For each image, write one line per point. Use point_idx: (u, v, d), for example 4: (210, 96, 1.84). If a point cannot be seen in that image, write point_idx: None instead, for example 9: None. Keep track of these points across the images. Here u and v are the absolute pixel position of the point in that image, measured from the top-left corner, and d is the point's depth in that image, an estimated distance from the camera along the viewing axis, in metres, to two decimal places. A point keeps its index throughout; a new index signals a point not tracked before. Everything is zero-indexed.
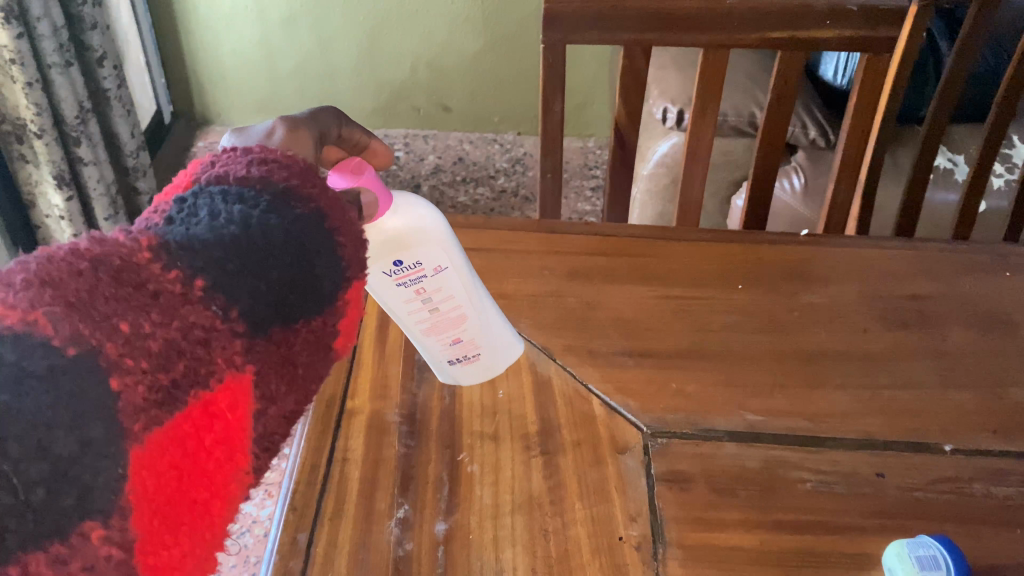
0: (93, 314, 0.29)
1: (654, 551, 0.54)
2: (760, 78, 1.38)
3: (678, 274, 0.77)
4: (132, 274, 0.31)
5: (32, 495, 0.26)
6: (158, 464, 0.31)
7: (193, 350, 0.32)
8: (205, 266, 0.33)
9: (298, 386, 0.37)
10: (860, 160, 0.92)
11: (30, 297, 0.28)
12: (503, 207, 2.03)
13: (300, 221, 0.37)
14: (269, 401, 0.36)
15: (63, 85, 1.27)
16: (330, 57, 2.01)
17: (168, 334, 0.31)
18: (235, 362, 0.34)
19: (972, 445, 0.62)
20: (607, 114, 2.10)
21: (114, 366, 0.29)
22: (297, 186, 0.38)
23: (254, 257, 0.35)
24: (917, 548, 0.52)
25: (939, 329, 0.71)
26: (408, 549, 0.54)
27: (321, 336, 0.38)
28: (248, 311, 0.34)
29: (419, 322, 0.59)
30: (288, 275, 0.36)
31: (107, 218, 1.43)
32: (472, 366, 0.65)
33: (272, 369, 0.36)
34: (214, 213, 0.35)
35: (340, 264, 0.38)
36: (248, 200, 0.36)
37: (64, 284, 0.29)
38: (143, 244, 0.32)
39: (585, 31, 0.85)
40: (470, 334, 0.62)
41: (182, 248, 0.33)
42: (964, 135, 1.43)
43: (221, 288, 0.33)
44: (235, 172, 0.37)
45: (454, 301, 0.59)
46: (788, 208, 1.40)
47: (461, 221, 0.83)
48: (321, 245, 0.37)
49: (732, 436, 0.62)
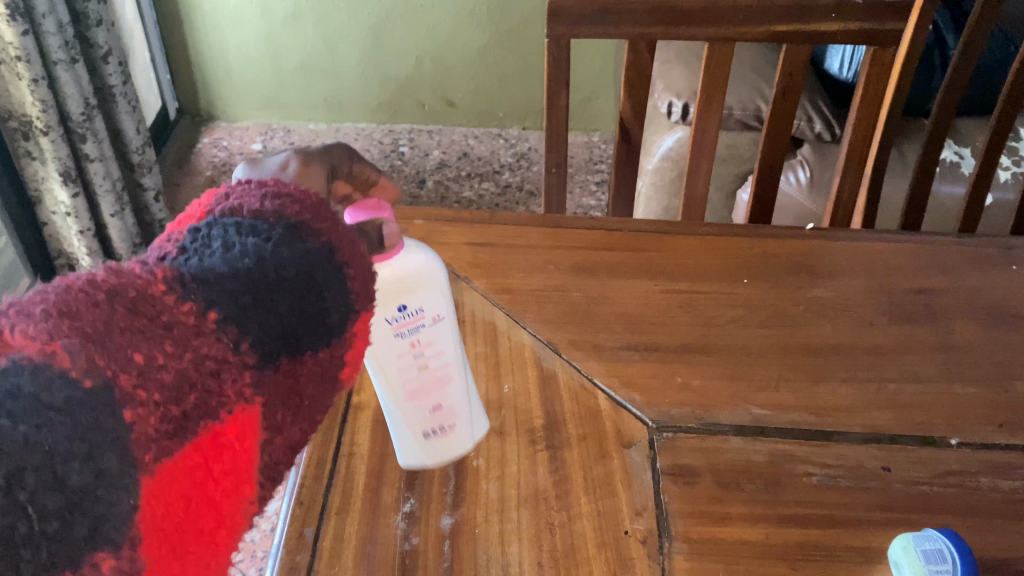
0: (109, 345, 0.30)
1: (660, 545, 0.54)
2: (764, 72, 1.39)
3: (684, 270, 0.76)
4: (147, 305, 0.32)
5: (47, 526, 0.26)
6: (167, 492, 0.31)
7: (204, 382, 0.32)
8: (218, 300, 0.33)
9: (303, 417, 0.37)
10: (866, 152, 0.91)
11: (49, 327, 0.29)
12: (509, 202, 2.00)
13: (311, 255, 0.36)
14: (275, 431, 0.36)
15: (69, 82, 1.27)
16: (336, 53, 2.01)
17: (181, 365, 0.31)
18: (245, 395, 0.34)
19: (978, 439, 0.62)
20: (611, 109, 2.11)
21: (127, 399, 0.29)
22: (310, 221, 0.38)
23: (265, 289, 0.35)
24: (923, 542, 0.52)
25: (946, 323, 0.71)
26: (414, 543, 0.54)
27: (327, 370, 0.37)
28: (258, 343, 0.34)
29: (402, 383, 0.53)
30: (298, 308, 0.35)
31: (112, 214, 1.43)
32: (446, 442, 0.58)
33: (279, 400, 0.35)
34: (228, 245, 0.35)
35: (348, 299, 0.37)
36: (262, 233, 0.36)
37: (82, 315, 0.30)
38: (159, 278, 0.33)
39: (591, 26, 0.84)
40: (456, 408, 0.56)
41: (196, 281, 0.33)
42: (970, 127, 1.43)
43: (233, 320, 0.33)
44: (249, 206, 0.37)
45: (441, 367, 0.54)
46: (793, 201, 1.39)
47: (465, 215, 0.83)
48: (330, 278, 0.37)
49: (738, 430, 0.62)
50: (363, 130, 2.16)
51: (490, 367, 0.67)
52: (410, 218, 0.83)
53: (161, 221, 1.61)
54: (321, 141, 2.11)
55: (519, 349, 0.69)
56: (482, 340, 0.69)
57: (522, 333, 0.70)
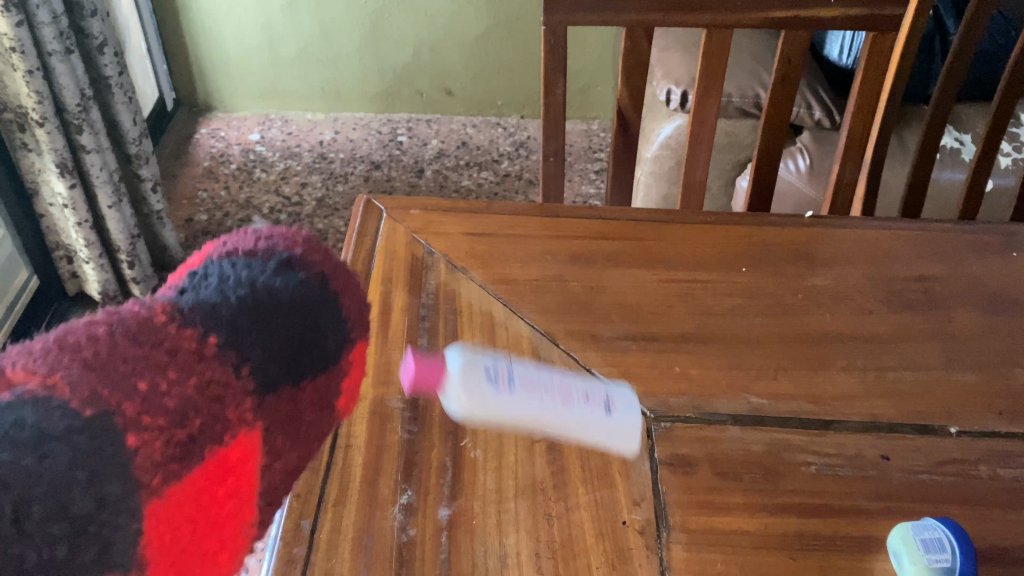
0: (111, 373, 0.29)
1: (658, 535, 0.54)
2: (763, 59, 1.38)
3: (683, 258, 0.76)
4: (149, 334, 0.31)
5: (55, 552, 0.25)
6: (176, 519, 0.30)
7: (211, 407, 0.31)
8: (219, 326, 0.32)
9: (302, 443, 0.37)
10: (866, 138, 0.90)
11: (49, 361, 0.28)
12: (508, 190, 1.94)
13: (306, 285, 0.36)
14: (276, 456, 0.35)
15: (64, 73, 1.26)
16: (333, 43, 2.01)
17: (185, 391, 0.30)
18: (247, 419, 0.33)
19: (978, 427, 0.61)
20: (610, 96, 2.10)
21: (131, 425, 0.28)
22: (302, 253, 0.37)
23: (265, 313, 0.34)
24: (922, 530, 0.52)
25: (945, 310, 0.71)
26: (411, 534, 0.54)
27: (326, 395, 0.37)
28: (260, 368, 0.33)
29: (556, 407, 0.58)
30: (296, 333, 0.35)
31: (111, 206, 1.42)
32: (621, 404, 0.62)
33: (281, 425, 0.35)
34: (224, 279, 0.34)
35: (342, 326, 0.37)
36: (257, 267, 0.36)
37: (81, 346, 0.29)
38: (159, 311, 0.32)
39: (588, 12, 0.84)
40: (588, 384, 0.62)
41: (197, 311, 0.32)
42: (970, 113, 1.42)
43: (234, 345, 0.32)
44: (243, 247, 0.37)
45: (549, 376, 0.61)
46: (793, 188, 1.38)
47: (462, 206, 0.82)
48: (323, 305, 0.36)
49: (737, 419, 0.62)
50: (361, 120, 2.15)
51: None
52: (406, 208, 0.82)
53: (158, 212, 1.59)
54: (318, 131, 2.11)
55: (517, 338, 0.67)
56: (479, 329, 0.68)
57: (520, 324, 0.69)
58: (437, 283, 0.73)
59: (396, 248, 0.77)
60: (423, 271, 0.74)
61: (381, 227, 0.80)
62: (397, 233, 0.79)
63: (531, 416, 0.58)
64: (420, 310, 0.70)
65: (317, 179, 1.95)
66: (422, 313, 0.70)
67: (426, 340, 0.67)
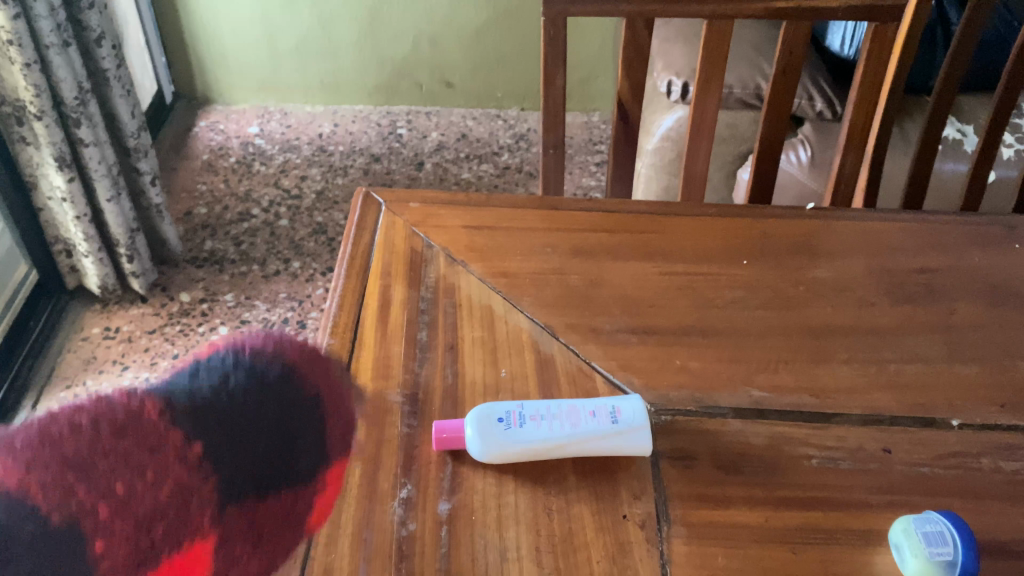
0: (87, 475, 0.32)
1: (659, 529, 0.54)
2: (765, 50, 1.38)
3: (684, 251, 0.76)
4: (136, 431, 0.34)
5: None
6: None
7: (178, 510, 0.34)
8: (199, 435, 0.36)
9: (278, 550, 0.39)
10: (868, 129, 0.90)
11: (32, 458, 0.32)
12: (508, 183, 1.93)
13: (296, 400, 0.39)
14: (247, 564, 0.37)
15: (62, 66, 1.26)
16: (332, 35, 2.00)
17: (156, 495, 0.34)
18: (213, 528, 0.36)
19: (981, 420, 0.61)
20: (611, 88, 2.09)
21: (96, 530, 0.32)
22: (302, 367, 0.40)
23: (243, 424, 0.37)
24: (924, 524, 0.51)
25: (947, 302, 0.71)
26: (411, 529, 0.53)
27: (299, 509, 0.39)
28: (230, 476, 0.36)
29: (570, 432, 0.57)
30: (274, 445, 0.38)
31: (109, 199, 1.42)
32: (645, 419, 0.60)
33: (248, 532, 0.37)
34: (219, 378, 0.37)
35: (324, 445, 0.40)
36: (256, 372, 0.38)
37: (65, 441, 0.33)
38: (149, 409, 0.35)
39: (588, 4, 0.83)
40: (596, 401, 0.59)
41: (183, 411, 0.36)
42: (973, 105, 1.42)
43: (211, 456, 0.36)
44: (252, 344, 0.40)
45: (557, 403, 0.59)
46: (794, 180, 1.37)
47: (461, 198, 0.82)
48: (308, 423, 0.39)
49: (738, 413, 0.61)
50: (361, 112, 2.14)
51: (488, 352, 0.66)
52: (405, 201, 0.82)
53: (158, 206, 1.58)
54: (318, 124, 2.10)
55: (516, 334, 0.68)
56: (479, 324, 0.68)
57: (520, 318, 0.69)
58: (437, 277, 0.73)
59: (396, 242, 0.76)
60: (423, 264, 0.74)
61: (381, 220, 0.79)
62: (396, 227, 0.78)
63: (537, 445, 0.56)
64: (420, 304, 0.70)
65: (317, 172, 1.95)
66: (422, 307, 0.70)
67: (425, 334, 0.67)
